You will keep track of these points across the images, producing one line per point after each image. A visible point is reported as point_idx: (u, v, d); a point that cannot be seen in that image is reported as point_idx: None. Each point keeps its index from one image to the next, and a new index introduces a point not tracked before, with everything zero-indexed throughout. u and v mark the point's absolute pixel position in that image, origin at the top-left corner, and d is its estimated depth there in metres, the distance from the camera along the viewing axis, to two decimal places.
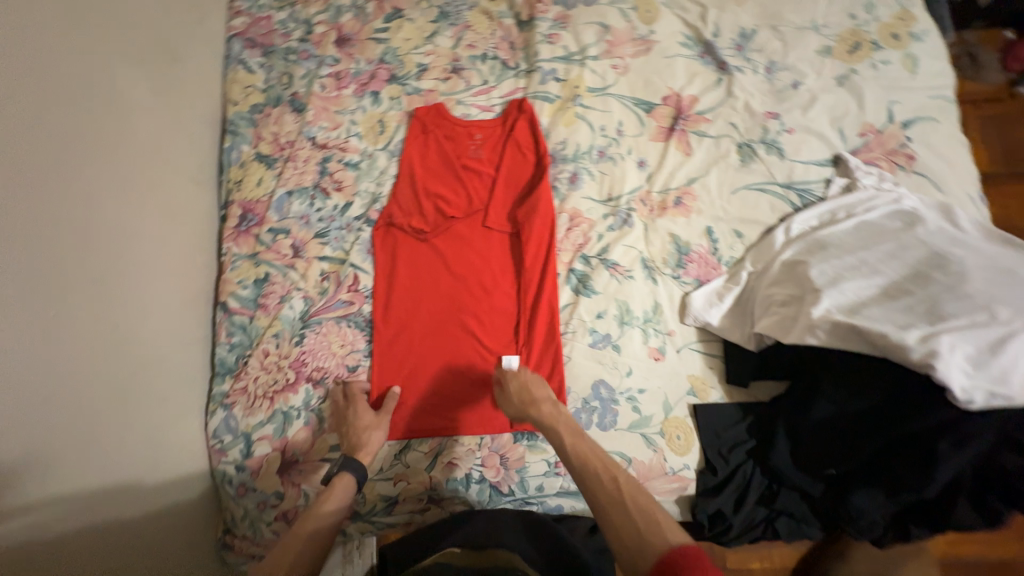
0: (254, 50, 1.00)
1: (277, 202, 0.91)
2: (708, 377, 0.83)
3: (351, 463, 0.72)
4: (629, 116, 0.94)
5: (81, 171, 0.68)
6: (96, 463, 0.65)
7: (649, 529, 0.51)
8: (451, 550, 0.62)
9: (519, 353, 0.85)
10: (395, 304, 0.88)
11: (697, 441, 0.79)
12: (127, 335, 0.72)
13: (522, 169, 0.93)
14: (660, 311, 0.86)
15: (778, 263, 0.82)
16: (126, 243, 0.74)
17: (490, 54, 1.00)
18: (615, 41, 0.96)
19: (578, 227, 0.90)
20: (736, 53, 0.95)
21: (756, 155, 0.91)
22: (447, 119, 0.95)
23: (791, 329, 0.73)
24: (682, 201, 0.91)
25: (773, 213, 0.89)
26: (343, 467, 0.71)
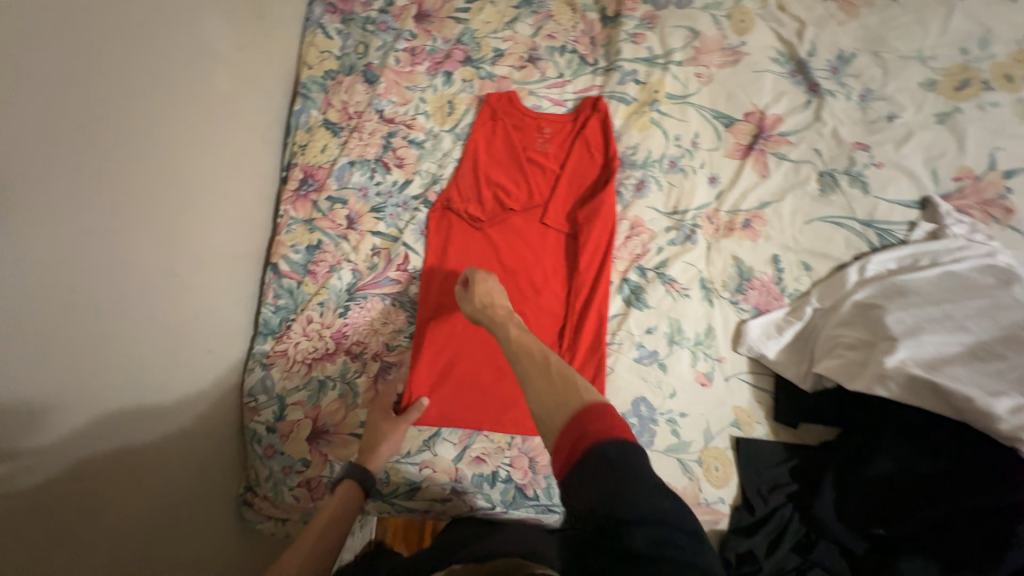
0: (334, 16, 1.00)
1: (338, 170, 0.90)
2: (755, 411, 0.79)
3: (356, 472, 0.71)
4: (706, 128, 0.90)
5: (163, 119, 0.69)
6: (143, 404, 0.66)
7: (565, 391, 0.50)
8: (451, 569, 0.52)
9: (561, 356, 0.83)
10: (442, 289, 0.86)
11: (736, 476, 0.75)
12: (182, 283, 0.73)
13: (588, 169, 0.90)
14: (712, 335, 0.82)
15: (848, 303, 0.77)
16: (193, 192, 0.75)
17: (570, 47, 0.97)
18: (703, 49, 0.92)
19: (638, 236, 0.87)
20: (831, 76, 0.90)
21: (838, 187, 0.86)
22: (518, 108, 0.92)
23: (859, 376, 0.69)
24: (751, 224, 0.86)
25: (848, 249, 0.84)
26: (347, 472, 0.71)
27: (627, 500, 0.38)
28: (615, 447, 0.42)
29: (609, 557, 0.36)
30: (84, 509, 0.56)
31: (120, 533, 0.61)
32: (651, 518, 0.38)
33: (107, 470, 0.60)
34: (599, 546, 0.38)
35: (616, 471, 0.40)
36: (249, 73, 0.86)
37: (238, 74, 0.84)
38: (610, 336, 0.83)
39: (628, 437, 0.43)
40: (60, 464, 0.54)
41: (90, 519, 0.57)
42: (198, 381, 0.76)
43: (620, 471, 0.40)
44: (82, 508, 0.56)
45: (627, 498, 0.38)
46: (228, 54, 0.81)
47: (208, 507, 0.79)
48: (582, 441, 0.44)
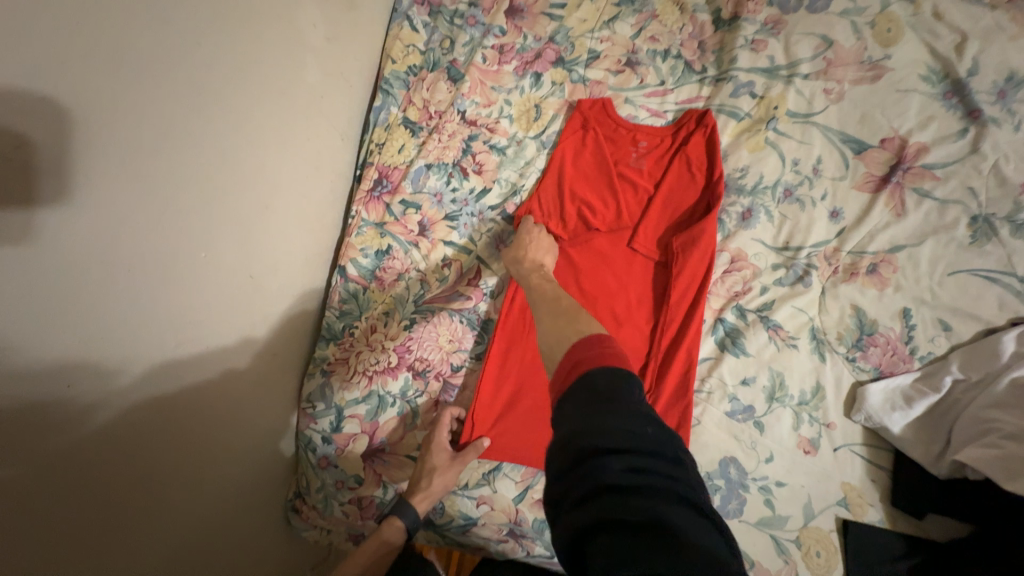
0: (421, 7, 0.94)
1: (414, 173, 0.85)
2: (867, 491, 0.68)
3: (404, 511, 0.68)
4: (831, 153, 0.78)
5: (250, 113, 0.65)
6: (210, 410, 0.64)
7: (574, 327, 0.52)
8: None
9: None
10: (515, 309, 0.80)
11: (842, 565, 0.65)
12: (257, 286, 0.71)
13: (686, 191, 0.80)
14: (821, 395, 0.71)
15: (1004, 380, 0.64)
16: (274, 191, 0.72)
17: (674, 51, 0.87)
18: (835, 61, 0.80)
19: (738, 271, 0.77)
20: (997, 99, 0.75)
21: (995, 235, 0.72)
22: (612, 117, 0.84)
23: (1022, 477, 0.57)
24: (878, 270, 0.74)
25: (1001, 311, 0.70)
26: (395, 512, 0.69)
27: (609, 425, 0.38)
28: (606, 377, 0.42)
29: (585, 480, 0.37)
30: (144, 515, 0.55)
31: (174, 540, 0.59)
32: (631, 444, 0.38)
33: (170, 474, 0.58)
34: (576, 468, 0.38)
35: (603, 398, 0.40)
36: (337, 66, 0.82)
37: (326, 66, 0.80)
38: (698, 382, 0.74)
39: (620, 369, 0.43)
40: (127, 472, 0.52)
41: (149, 526, 0.55)
42: (261, 385, 0.74)
43: (609, 399, 0.40)
44: (144, 510, 0.55)
45: (610, 425, 0.38)
46: (320, 45, 0.77)
47: (258, 511, 0.77)
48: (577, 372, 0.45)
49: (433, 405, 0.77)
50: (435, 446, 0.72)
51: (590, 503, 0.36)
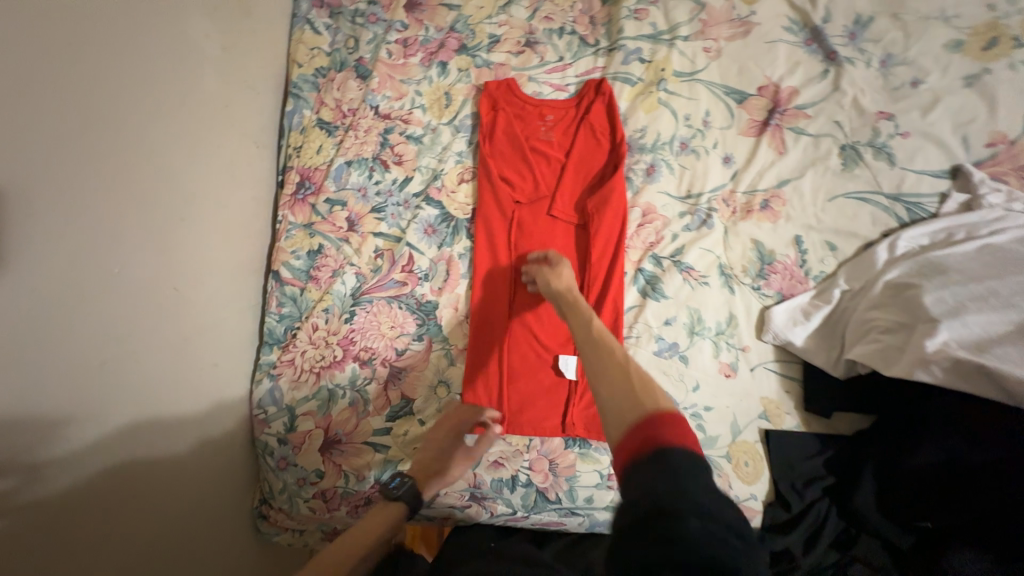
0: (321, 10, 0.95)
1: (336, 171, 0.87)
2: (783, 402, 0.75)
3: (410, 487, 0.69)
4: (717, 105, 0.85)
5: (150, 126, 0.65)
6: (154, 425, 0.64)
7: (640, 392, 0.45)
8: None
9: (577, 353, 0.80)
10: (478, 290, 0.82)
11: (767, 470, 0.72)
12: (185, 298, 0.70)
13: (594, 157, 0.86)
14: (734, 324, 0.78)
15: (880, 283, 0.72)
16: (189, 202, 0.72)
17: (568, 28, 0.92)
18: (709, 21, 0.87)
19: (650, 224, 0.83)
20: (848, 42, 0.85)
21: (861, 160, 0.81)
22: (517, 96, 0.88)
23: (897, 361, 0.65)
24: (770, 205, 0.82)
25: (875, 226, 0.79)
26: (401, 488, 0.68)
27: (694, 493, 0.34)
28: (684, 456, 0.37)
29: (661, 536, 0.31)
30: (92, 533, 0.55)
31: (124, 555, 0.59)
32: (711, 510, 0.33)
33: (119, 488, 0.58)
34: (646, 527, 0.33)
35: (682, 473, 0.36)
36: (240, 75, 0.83)
37: (226, 75, 0.80)
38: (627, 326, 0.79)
39: (699, 452, 0.38)
40: (68, 492, 0.52)
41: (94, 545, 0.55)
42: (207, 397, 0.74)
43: (689, 472, 0.36)
44: (93, 521, 0.55)
45: (694, 494, 0.34)
46: (216, 55, 0.77)
47: (224, 521, 0.77)
48: (651, 442, 0.39)
49: (403, 401, 0.78)
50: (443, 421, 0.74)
51: (665, 558, 0.31)
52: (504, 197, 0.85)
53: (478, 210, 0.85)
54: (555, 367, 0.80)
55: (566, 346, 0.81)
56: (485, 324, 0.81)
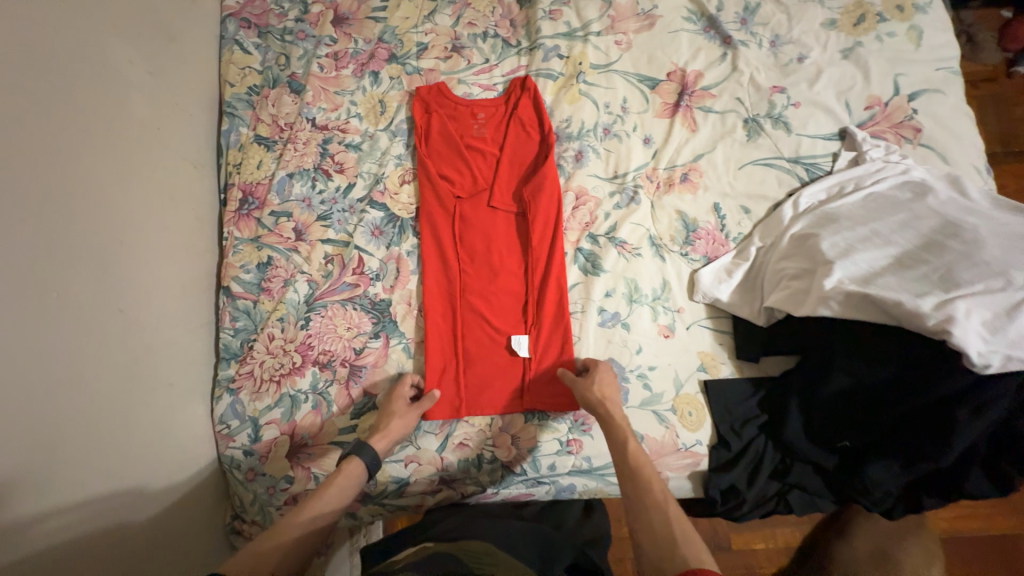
0: (249, 31, 0.97)
1: (278, 184, 0.89)
2: (717, 353, 0.82)
3: (365, 449, 0.70)
4: (633, 92, 0.93)
5: (79, 152, 0.66)
6: (112, 446, 0.64)
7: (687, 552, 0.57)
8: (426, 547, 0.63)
9: (528, 332, 0.84)
10: (429, 283, 0.86)
11: (709, 417, 0.78)
12: (132, 320, 0.71)
13: (526, 149, 0.92)
14: (668, 289, 0.85)
15: (787, 238, 0.81)
16: (128, 225, 0.72)
17: (491, 32, 0.98)
18: (618, 17, 0.95)
19: (584, 205, 0.89)
20: (740, 27, 0.94)
21: (763, 130, 0.90)
22: (448, 98, 0.93)
23: (804, 302, 0.73)
24: (688, 178, 0.90)
25: (781, 188, 0.88)
26: (353, 450, 0.70)
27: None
28: None
29: None
30: (52, 556, 0.55)
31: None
32: None
33: (76, 509, 0.58)
34: None
35: None
36: (170, 99, 0.84)
37: (155, 98, 0.81)
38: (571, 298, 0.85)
39: None
40: (29, 519, 0.53)
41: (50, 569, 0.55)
42: (165, 415, 0.74)
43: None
44: (52, 542, 0.55)
45: None
46: (142, 80, 0.79)
47: (194, 540, 0.77)
48: None
49: (365, 397, 0.81)
50: (395, 394, 0.78)
51: None
52: (444, 194, 0.89)
53: (421, 208, 0.89)
54: (508, 347, 0.85)
55: (518, 327, 0.86)
56: (438, 314, 0.85)
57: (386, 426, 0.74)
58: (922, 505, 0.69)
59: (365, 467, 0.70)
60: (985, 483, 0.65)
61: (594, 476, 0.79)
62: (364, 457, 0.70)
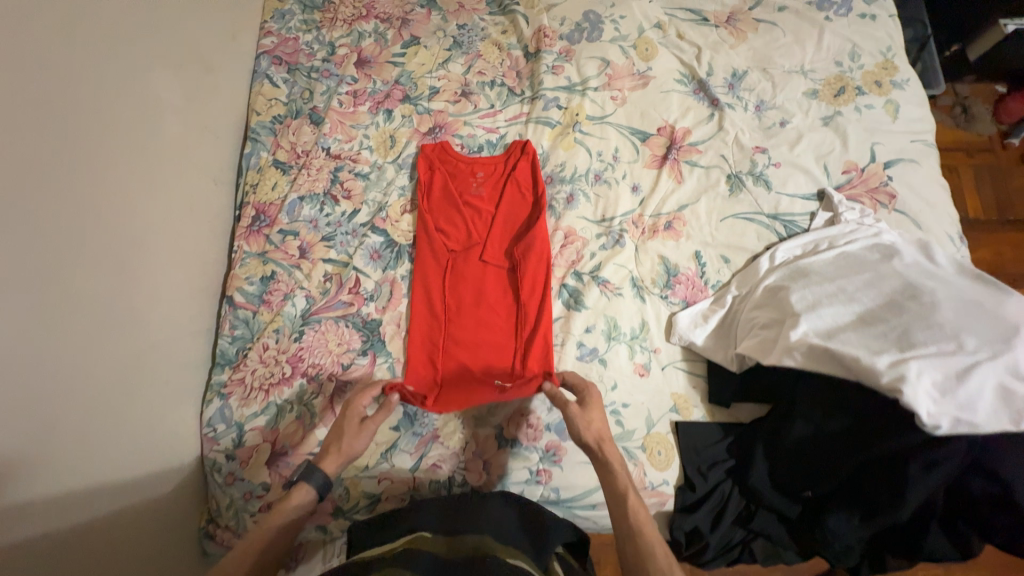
0: (279, 67, 1.08)
1: (289, 206, 0.96)
2: (690, 396, 0.85)
3: (313, 475, 0.68)
4: (625, 143, 1.00)
5: (113, 165, 0.73)
6: (104, 433, 0.68)
7: None
8: (422, 534, 0.66)
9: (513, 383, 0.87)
10: (418, 331, 0.90)
11: (678, 457, 0.80)
12: (138, 318, 0.76)
13: (520, 209, 0.98)
14: (646, 329, 0.89)
15: (760, 288, 0.85)
16: (147, 232, 0.79)
17: (498, 81, 1.07)
18: (615, 75, 1.03)
19: (572, 244, 0.94)
20: (728, 91, 1.02)
21: (744, 186, 0.96)
22: (450, 156, 1.00)
23: (771, 350, 0.76)
24: (672, 226, 0.95)
25: (759, 241, 0.93)
26: (304, 478, 0.68)
27: None
28: None
29: None
30: (33, 535, 0.57)
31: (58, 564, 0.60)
32: None
33: (60, 494, 0.61)
34: None
35: None
36: (201, 123, 0.93)
37: (187, 121, 0.90)
38: (556, 351, 0.88)
39: None
40: (18, 499, 0.56)
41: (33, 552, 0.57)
42: (156, 411, 0.78)
43: None
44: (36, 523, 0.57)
45: None
46: (177, 104, 0.88)
47: (160, 540, 0.77)
48: None
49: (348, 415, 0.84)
50: (352, 408, 0.75)
51: None
52: (440, 248, 0.95)
53: (418, 258, 0.94)
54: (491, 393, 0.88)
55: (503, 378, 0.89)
56: (423, 361, 0.89)
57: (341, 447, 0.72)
58: (887, 566, 0.71)
59: (315, 489, 0.68)
60: (947, 543, 0.68)
61: (562, 508, 0.82)
62: (313, 482, 0.68)
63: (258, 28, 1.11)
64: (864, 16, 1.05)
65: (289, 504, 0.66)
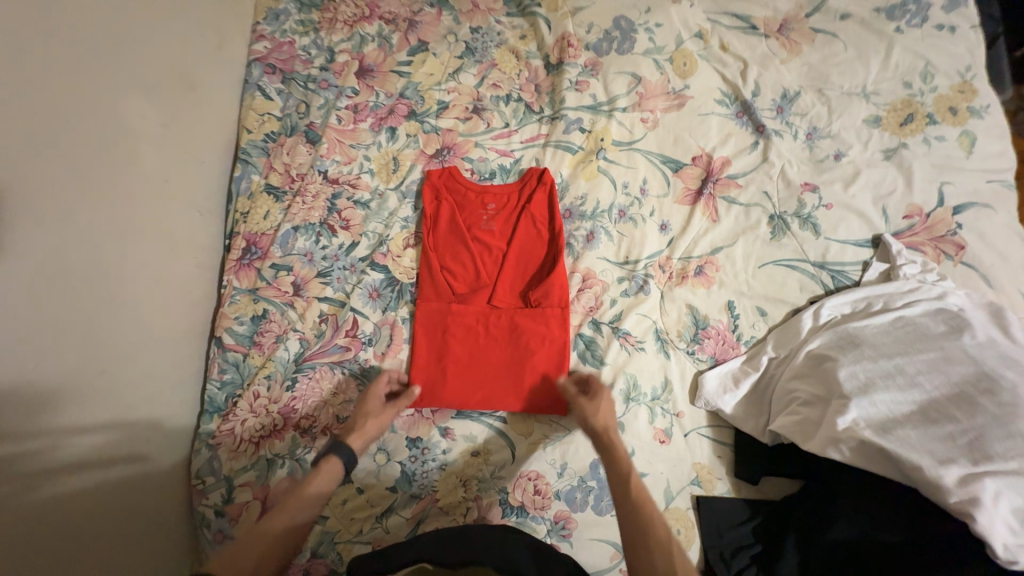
0: (273, 76, 0.98)
1: (282, 237, 0.88)
2: (714, 468, 0.77)
3: (340, 447, 0.69)
4: (654, 174, 0.89)
5: (77, 212, 0.65)
6: (86, 512, 0.63)
7: None
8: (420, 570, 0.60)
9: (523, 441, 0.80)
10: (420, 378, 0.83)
11: (698, 539, 0.74)
12: (114, 379, 0.69)
13: (535, 247, 0.89)
14: (669, 389, 0.80)
15: (802, 354, 0.76)
16: (120, 281, 0.71)
17: (514, 95, 0.95)
18: (646, 94, 0.92)
19: (590, 288, 0.85)
20: (776, 115, 0.89)
21: (788, 229, 0.85)
22: (460, 185, 0.90)
23: (813, 436, 0.67)
24: (704, 271, 0.85)
25: (802, 293, 0.83)
26: (332, 450, 0.69)
27: None
28: None
29: None
30: None
31: None
32: None
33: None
34: None
35: None
36: (182, 148, 0.84)
37: (168, 148, 0.81)
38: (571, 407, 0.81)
39: None
40: None
41: None
42: (139, 474, 0.72)
43: None
44: None
45: None
46: (153, 132, 0.78)
47: None
48: None
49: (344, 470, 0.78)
50: (374, 393, 0.78)
51: None
52: (444, 288, 0.86)
53: (420, 297, 0.86)
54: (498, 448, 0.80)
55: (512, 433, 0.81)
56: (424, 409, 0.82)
57: (359, 423, 0.75)
58: None
59: (342, 465, 0.69)
60: None
61: None
62: (342, 455, 0.69)
63: (249, 31, 1.00)
64: (942, 26, 0.90)
65: (318, 480, 0.66)
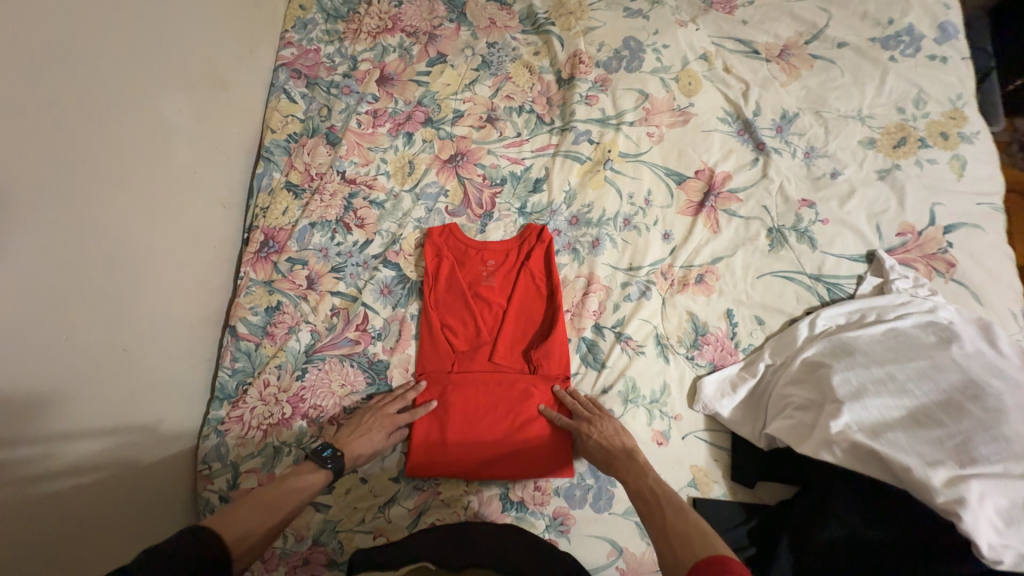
0: (298, 81, 1.03)
1: (299, 232, 0.91)
2: (710, 470, 0.79)
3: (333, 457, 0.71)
4: (659, 185, 0.93)
5: (112, 197, 0.69)
6: (92, 481, 0.65)
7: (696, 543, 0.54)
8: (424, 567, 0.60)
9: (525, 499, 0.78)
10: (418, 438, 0.81)
11: None
12: (135, 359, 0.72)
13: (535, 300, 0.89)
14: (668, 393, 0.82)
15: (798, 361, 0.79)
16: (146, 265, 0.75)
17: (527, 107, 1.00)
18: (653, 110, 0.96)
19: (594, 293, 0.88)
20: (776, 134, 0.94)
21: (786, 242, 0.88)
22: (460, 241, 0.92)
23: (807, 440, 0.70)
24: (704, 279, 0.88)
25: (799, 303, 0.86)
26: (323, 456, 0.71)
27: None
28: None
29: None
30: None
31: None
32: None
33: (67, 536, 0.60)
34: None
35: None
36: (211, 143, 0.88)
37: (198, 143, 0.85)
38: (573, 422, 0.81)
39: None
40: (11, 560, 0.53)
41: None
42: (153, 450, 0.75)
43: None
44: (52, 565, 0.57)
45: None
46: (188, 126, 0.83)
47: None
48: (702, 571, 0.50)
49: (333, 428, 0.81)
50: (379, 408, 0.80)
51: None
52: (444, 348, 0.86)
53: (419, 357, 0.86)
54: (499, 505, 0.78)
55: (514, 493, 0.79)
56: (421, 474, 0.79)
57: (355, 440, 0.76)
58: None
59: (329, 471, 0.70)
60: None
61: None
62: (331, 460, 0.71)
63: (278, 38, 1.06)
64: (934, 56, 0.95)
65: (301, 478, 0.68)
